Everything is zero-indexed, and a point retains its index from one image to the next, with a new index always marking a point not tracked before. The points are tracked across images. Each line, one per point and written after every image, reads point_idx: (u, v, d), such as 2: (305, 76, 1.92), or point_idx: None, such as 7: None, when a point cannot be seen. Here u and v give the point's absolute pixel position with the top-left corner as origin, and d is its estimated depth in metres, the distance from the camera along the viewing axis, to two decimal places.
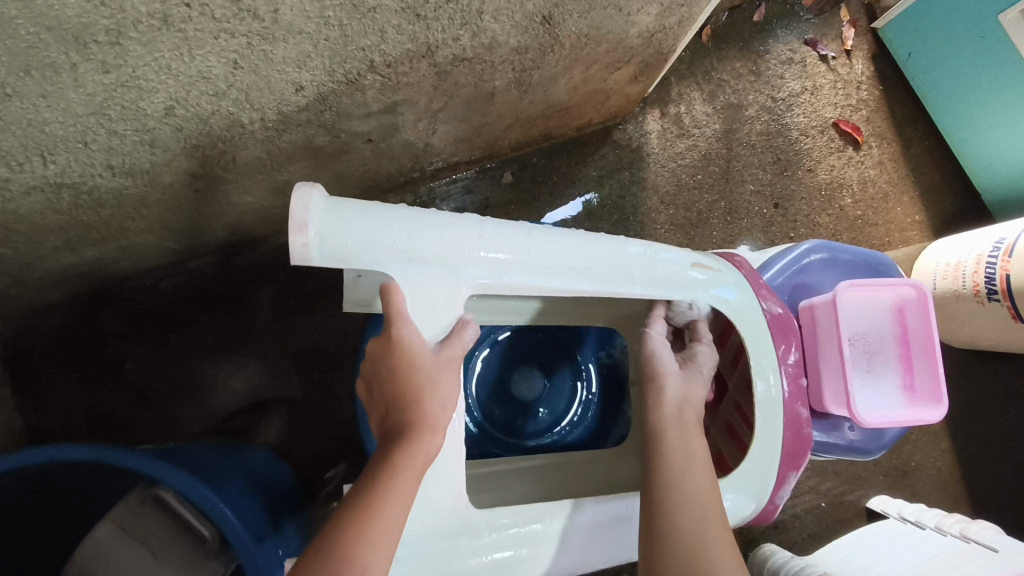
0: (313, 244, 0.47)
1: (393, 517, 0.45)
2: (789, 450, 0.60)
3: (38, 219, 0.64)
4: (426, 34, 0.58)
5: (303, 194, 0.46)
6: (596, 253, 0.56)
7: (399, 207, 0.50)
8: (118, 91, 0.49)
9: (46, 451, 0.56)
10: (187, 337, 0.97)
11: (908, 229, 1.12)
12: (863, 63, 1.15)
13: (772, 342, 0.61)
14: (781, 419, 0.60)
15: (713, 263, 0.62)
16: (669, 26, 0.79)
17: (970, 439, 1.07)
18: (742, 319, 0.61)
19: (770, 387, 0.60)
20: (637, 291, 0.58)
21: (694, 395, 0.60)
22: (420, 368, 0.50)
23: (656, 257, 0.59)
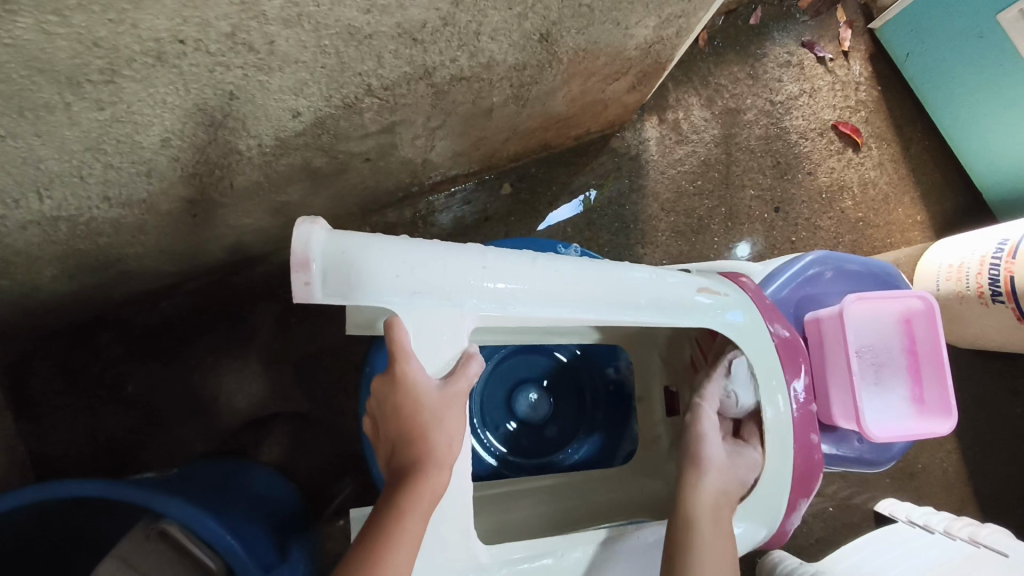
0: (315, 281, 0.46)
1: (400, 565, 0.45)
2: (800, 477, 0.60)
3: (35, 251, 0.63)
4: (424, 56, 0.58)
5: (305, 229, 0.45)
6: (602, 279, 0.55)
7: (403, 240, 0.49)
8: (114, 127, 0.49)
9: (51, 488, 0.56)
10: (188, 358, 0.97)
11: (909, 230, 1.12)
12: (861, 64, 1.14)
13: (780, 365, 0.60)
14: (793, 444, 0.59)
15: (721, 289, 0.61)
16: (667, 36, 0.78)
17: (976, 439, 1.07)
18: (749, 343, 0.60)
19: (780, 411, 0.59)
20: (643, 318, 0.57)
21: (733, 488, 0.58)
22: (425, 406, 0.49)
23: (662, 282, 0.58)
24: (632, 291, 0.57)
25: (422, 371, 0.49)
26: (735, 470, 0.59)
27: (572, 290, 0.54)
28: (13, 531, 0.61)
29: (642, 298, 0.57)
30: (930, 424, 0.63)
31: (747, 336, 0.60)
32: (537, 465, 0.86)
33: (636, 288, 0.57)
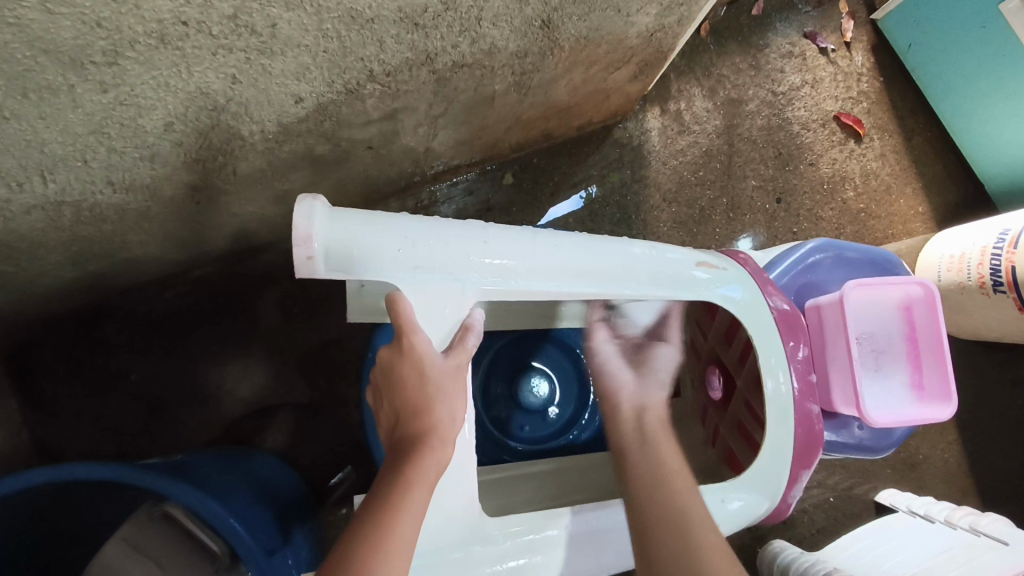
0: (318, 256, 0.47)
1: (409, 533, 0.44)
2: (801, 449, 0.59)
3: (40, 237, 0.64)
4: (425, 42, 0.58)
5: (306, 205, 0.46)
6: (602, 258, 0.56)
7: (403, 216, 0.50)
8: (118, 109, 0.49)
9: (55, 470, 0.56)
10: (191, 347, 0.97)
11: (911, 221, 1.12)
12: (863, 55, 1.14)
13: (778, 338, 0.61)
14: (793, 417, 0.59)
15: (719, 263, 0.62)
16: (668, 25, 0.78)
17: (976, 429, 1.07)
18: (748, 317, 0.61)
19: (780, 386, 0.59)
20: (643, 291, 0.58)
21: (650, 398, 0.74)
22: (429, 379, 0.49)
23: (661, 258, 0.59)
24: (632, 268, 0.57)
25: (427, 344, 0.50)
26: (649, 382, 0.76)
27: (572, 271, 0.55)
28: (17, 513, 0.61)
29: (642, 273, 0.58)
30: (927, 410, 0.63)
31: (747, 312, 0.61)
32: (538, 451, 0.86)
33: (634, 263, 0.57)
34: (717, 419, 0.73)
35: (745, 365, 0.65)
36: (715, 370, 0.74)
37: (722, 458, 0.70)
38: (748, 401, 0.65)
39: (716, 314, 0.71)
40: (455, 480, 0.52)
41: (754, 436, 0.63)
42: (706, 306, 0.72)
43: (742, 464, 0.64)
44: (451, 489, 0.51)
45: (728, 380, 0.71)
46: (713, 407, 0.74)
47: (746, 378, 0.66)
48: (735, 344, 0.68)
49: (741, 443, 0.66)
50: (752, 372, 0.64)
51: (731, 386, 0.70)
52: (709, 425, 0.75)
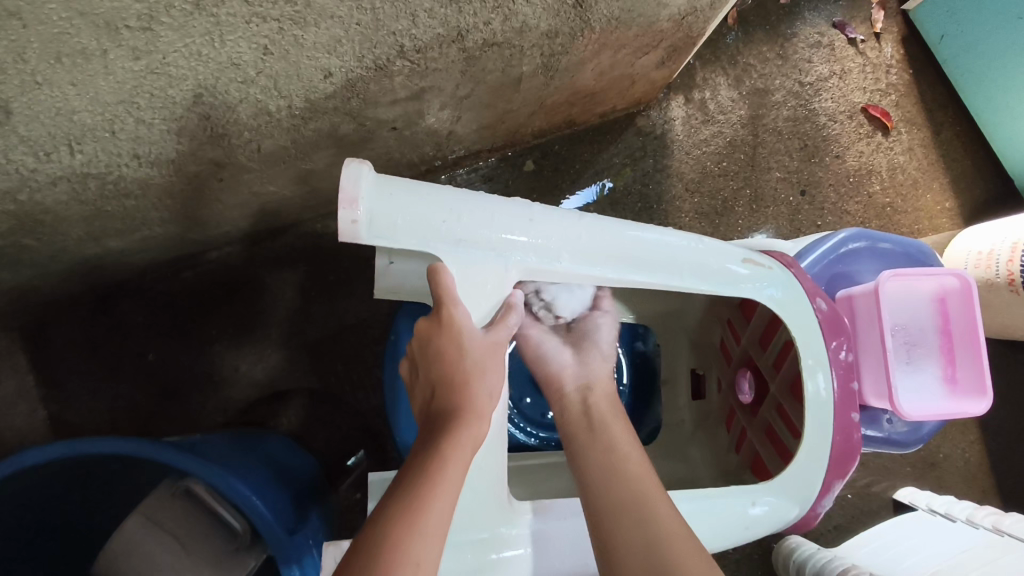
0: (362, 221, 0.46)
1: (443, 507, 0.43)
2: (837, 454, 0.57)
3: (63, 210, 0.63)
4: (458, 17, 0.57)
5: (353, 170, 0.45)
6: (642, 248, 0.54)
7: (450, 189, 0.49)
8: (148, 78, 0.48)
9: (77, 444, 0.56)
10: (209, 328, 0.97)
11: (938, 216, 1.10)
12: (893, 47, 1.12)
13: (822, 337, 0.58)
14: (832, 422, 0.57)
15: (766, 261, 0.60)
16: (700, 8, 0.77)
17: (999, 429, 1.06)
18: (791, 317, 0.58)
19: (820, 388, 0.57)
20: (684, 284, 0.56)
21: (594, 375, 0.66)
22: (468, 352, 0.49)
23: (706, 252, 0.57)
24: (675, 257, 0.55)
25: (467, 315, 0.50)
26: (591, 348, 0.68)
27: (611, 260, 0.53)
28: (37, 487, 0.61)
29: (684, 265, 0.56)
30: (962, 404, 0.62)
31: (792, 311, 0.58)
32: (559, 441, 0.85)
33: (677, 255, 0.56)
34: (743, 423, 0.69)
35: (780, 370, 0.64)
36: (745, 374, 0.70)
37: (747, 464, 0.67)
38: (779, 402, 0.63)
39: (752, 314, 0.68)
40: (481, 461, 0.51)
41: (786, 443, 0.61)
42: (743, 307, 0.70)
43: (769, 471, 0.63)
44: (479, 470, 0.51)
45: (762, 383, 0.68)
46: (739, 411, 0.71)
47: (782, 382, 0.63)
48: (772, 348, 0.65)
49: (770, 449, 0.64)
50: (792, 373, 0.61)
51: (763, 390, 0.67)
52: (733, 429, 0.72)
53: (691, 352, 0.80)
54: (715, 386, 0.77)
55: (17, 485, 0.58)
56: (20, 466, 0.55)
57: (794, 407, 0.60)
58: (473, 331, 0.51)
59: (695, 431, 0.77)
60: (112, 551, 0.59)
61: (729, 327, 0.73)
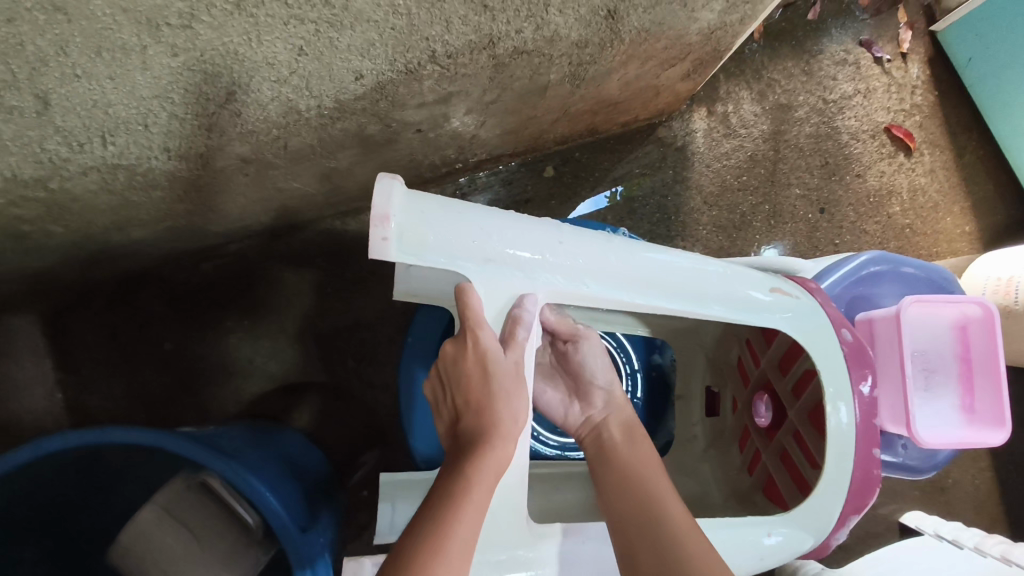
0: (393, 237, 0.46)
1: (470, 530, 0.44)
2: (856, 489, 0.57)
3: (91, 200, 0.64)
4: (491, 25, 0.57)
5: (386, 183, 0.45)
6: (669, 272, 0.55)
7: (485, 209, 0.50)
8: (185, 75, 0.49)
9: (98, 433, 0.56)
10: (224, 320, 0.98)
11: (957, 240, 1.09)
12: (919, 67, 1.11)
13: (847, 374, 0.58)
14: (853, 456, 0.57)
15: (791, 290, 0.60)
16: (730, 23, 0.76)
17: (1009, 457, 1.05)
18: (816, 346, 0.58)
19: (842, 421, 0.57)
20: (711, 310, 0.57)
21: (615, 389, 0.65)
22: (493, 374, 0.49)
23: (732, 279, 0.57)
24: (700, 282, 0.56)
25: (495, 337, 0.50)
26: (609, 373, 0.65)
27: (639, 280, 0.54)
28: (53, 470, 0.61)
29: (711, 292, 0.56)
30: (980, 434, 0.62)
31: (817, 340, 0.58)
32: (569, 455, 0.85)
33: (705, 281, 0.56)
34: (758, 446, 0.69)
35: (800, 399, 0.63)
36: (762, 396, 0.69)
37: (759, 486, 0.67)
38: (797, 429, 0.63)
39: (772, 340, 0.67)
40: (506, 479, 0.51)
41: (803, 472, 0.61)
42: (762, 329, 0.69)
43: (782, 500, 0.63)
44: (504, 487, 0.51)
45: (781, 407, 0.67)
46: (755, 433, 0.70)
47: (802, 408, 0.63)
48: (791, 375, 0.65)
49: (784, 476, 0.63)
50: (813, 400, 0.61)
51: (782, 415, 0.66)
52: (747, 449, 0.71)
53: (707, 368, 0.80)
54: (730, 406, 0.76)
55: (34, 469, 0.59)
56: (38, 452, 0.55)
57: (814, 437, 0.60)
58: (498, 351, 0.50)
59: (708, 449, 0.77)
60: (126, 539, 0.60)
61: (749, 347, 0.73)
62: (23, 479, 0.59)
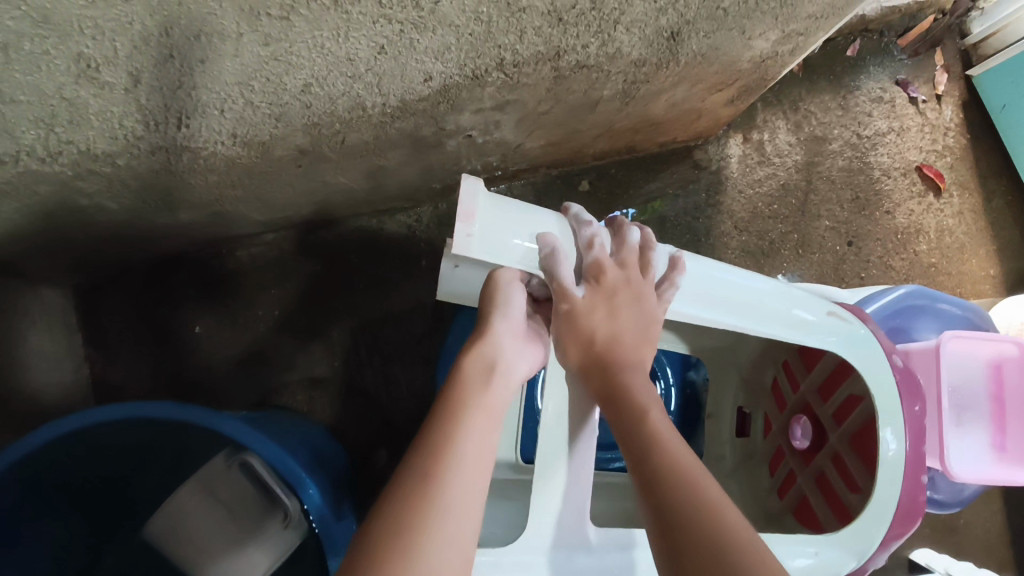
0: (475, 236, 0.48)
1: (473, 454, 0.44)
2: (901, 515, 0.58)
3: (151, 179, 0.65)
4: (561, 38, 0.58)
5: (471, 184, 0.48)
6: (746, 298, 0.58)
7: (551, 213, 0.53)
8: (270, 65, 0.50)
9: (86, 415, 0.59)
10: (255, 308, 0.99)
11: (981, 282, 1.10)
12: (952, 110, 1.13)
13: (897, 396, 0.60)
14: (901, 481, 0.58)
15: (845, 315, 0.62)
16: (782, 53, 0.78)
17: (1020, 502, 1.05)
18: (869, 372, 0.60)
19: (889, 448, 0.58)
20: (770, 330, 0.59)
21: (645, 324, 0.53)
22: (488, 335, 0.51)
23: (792, 303, 0.60)
24: (756, 303, 0.58)
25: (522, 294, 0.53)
26: (637, 306, 0.53)
27: (718, 301, 0.57)
28: (69, 454, 0.64)
29: (766, 312, 0.59)
30: (1009, 472, 0.64)
31: (869, 365, 0.60)
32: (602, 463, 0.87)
33: (777, 304, 0.59)
34: (793, 468, 0.72)
35: (842, 424, 0.66)
36: (800, 419, 0.71)
37: (790, 509, 0.71)
38: (838, 452, 0.66)
39: (814, 365, 0.70)
40: (550, 495, 0.53)
41: (844, 498, 0.64)
42: (804, 354, 0.72)
43: (820, 523, 0.66)
44: (550, 503, 0.53)
45: (819, 432, 0.70)
46: (790, 454, 0.72)
47: (845, 433, 0.65)
48: (833, 401, 0.68)
49: (821, 500, 0.67)
50: (857, 425, 0.64)
51: (821, 439, 0.70)
52: (779, 472, 0.74)
53: (740, 391, 0.81)
54: (761, 427, 0.79)
55: (43, 458, 0.61)
56: (34, 444, 0.58)
57: (857, 463, 0.63)
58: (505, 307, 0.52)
59: (736, 468, 0.78)
60: (169, 506, 0.67)
61: (786, 370, 0.75)
62: (33, 470, 0.61)
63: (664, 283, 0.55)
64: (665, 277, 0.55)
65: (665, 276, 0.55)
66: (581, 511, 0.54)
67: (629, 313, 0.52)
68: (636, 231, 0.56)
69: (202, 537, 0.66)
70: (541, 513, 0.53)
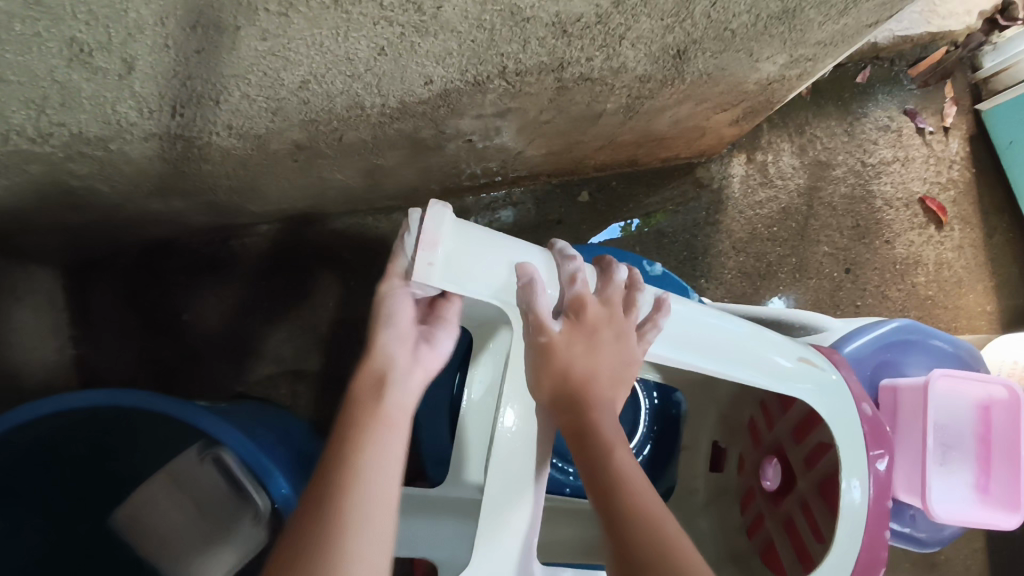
0: (437, 263, 0.48)
1: (379, 493, 0.44)
2: (861, 569, 0.57)
3: (144, 164, 0.64)
4: (565, 50, 0.58)
5: (438, 211, 0.48)
6: (732, 342, 0.58)
7: (528, 246, 0.53)
8: (266, 59, 0.50)
9: (61, 400, 0.58)
10: (245, 299, 0.98)
11: (977, 318, 1.10)
12: (959, 143, 1.12)
13: (866, 449, 0.59)
14: (863, 536, 0.57)
15: (818, 363, 0.61)
16: (790, 76, 0.77)
17: (1003, 542, 1.04)
18: (837, 421, 0.59)
19: (853, 499, 0.58)
20: (744, 376, 0.58)
21: (623, 363, 0.52)
22: (388, 339, 0.49)
23: (768, 348, 0.59)
24: (737, 347, 0.58)
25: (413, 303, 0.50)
26: (617, 346, 0.53)
27: (705, 341, 0.57)
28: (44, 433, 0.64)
29: (746, 358, 0.58)
30: (993, 515, 0.63)
31: (838, 413, 0.60)
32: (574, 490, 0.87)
33: (762, 351, 0.59)
34: (763, 510, 0.71)
35: (812, 469, 0.65)
36: (772, 461, 0.71)
37: (758, 551, 0.70)
38: (806, 499, 0.65)
39: (790, 407, 0.69)
40: (503, 527, 0.49)
41: (807, 546, 0.63)
42: (781, 396, 0.71)
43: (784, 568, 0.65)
44: (500, 535, 0.49)
45: (789, 475, 0.69)
46: (760, 496, 0.72)
47: (813, 480, 0.64)
48: (806, 444, 0.67)
49: (786, 544, 0.66)
50: (824, 472, 0.63)
51: (789, 483, 0.68)
52: (748, 512, 0.74)
53: (725, 415, 0.81)
54: (734, 465, 0.79)
55: (21, 438, 0.61)
56: (8, 425, 0.57)
57: (823, 510, 0.62)
58: (402, 312, 0.49)
59: (708, 504, 0.80)
60: (140, 498, 0.68)
61: (763, 410, 0.75)
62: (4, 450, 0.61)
63: (646, 324, 0.55)
64: (648, 317, 0.55)
65: (648, 316, 0.55)
66: (530, 547, 0.50)
67: (609, 352, 0.52)
68: (623, 269, 0.56)
69: (172, 530, 0.67)
70: (488, 543, 0.49)
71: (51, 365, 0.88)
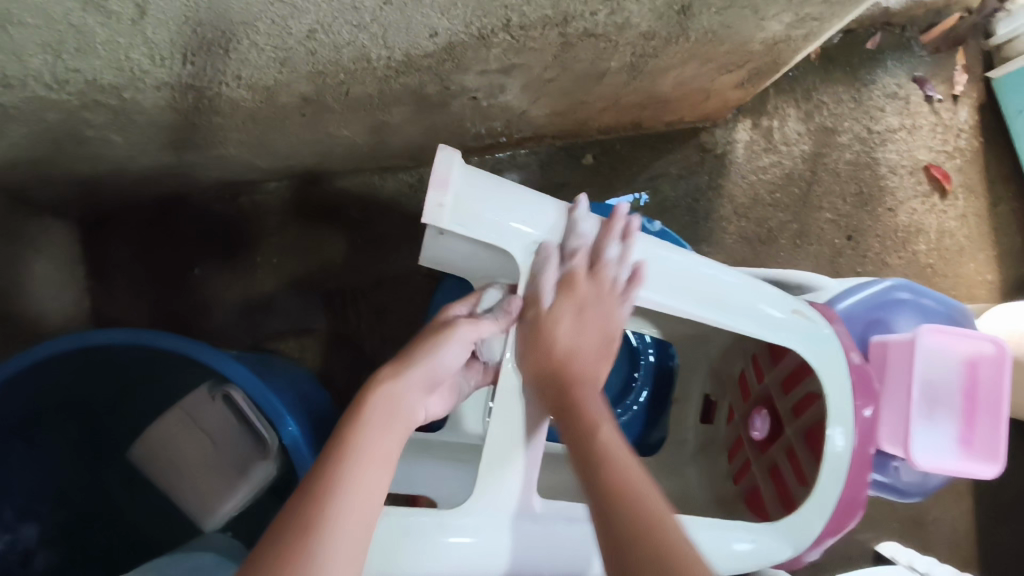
0: (447, 204, 0.51)
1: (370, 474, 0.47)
2: (841, 511, 0.61)
3: (155, 115, 0.66)
4: (568, 4, 0.58)
5: (448, 155, 0.50)
6: (728, 291, 0.60)
7: (536, 194, 0.55)
8: (274, 6, 0.51)
9: (82, 337, 0.61)
10: (253, 255, 1.00)
11: (976, 287, 1.10)
12: (967, 112, 1.11)
13: (852, 397, 0.62)
14: (845, 478, 0.60)
15: (812, 314, 0.63)
16: (795, 37, 0.78)
17: (991, 504, 1.06)
18: (825, 370, 0.61)
19: (838, 446, 0.60)
20: (739, 322, 0.60)
21: (613, 323, 0.57)
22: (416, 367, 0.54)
23: (763, 296, 0.61)
24: (732, 295, 0.60)
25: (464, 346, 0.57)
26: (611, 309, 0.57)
27: (704, 291, 0.59)
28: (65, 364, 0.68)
29: (742, 304, 0.60)
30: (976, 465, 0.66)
31: (826, 362, 0.62)
32: None
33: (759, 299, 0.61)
34: (749, 457, 0.73)
35: (801, 419, 0.68)
36: (760, 411, 0.72)
37: (743, 496, 0.73)
38: (792, 446, 0.68)
39: (780, 358, 0.71)
40: (507, 464, 0.53)
41: (792, 489, 0.66)
42: (771, 347, 0.73)
43: (767, 510, 0.68)
44: (503, 472, 0.53)
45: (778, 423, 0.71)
46: (747, 443, 0.74)
47: (800, 428, 0.67)
48: (793, 395, 0.69)
49: (770, 488, 0.69)
50: (812, 421, 0.66)
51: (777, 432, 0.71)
52: (736, 459, 0.77)
53: (715, 374, 0.83)
54: (724, 416, 0.81)
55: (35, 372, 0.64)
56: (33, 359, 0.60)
57: (807, 457, 0.65)
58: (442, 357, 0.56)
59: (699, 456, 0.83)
60: (151, 437, 0.71)
61: (754, 364, 0.76)
62: (27, 380, 0.64)
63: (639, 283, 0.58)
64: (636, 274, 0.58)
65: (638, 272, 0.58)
66: (530, 481, 0.54)
67: (602, 313, 0.57)
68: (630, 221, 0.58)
69: (184, 464, 0.71)
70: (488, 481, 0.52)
71: (66, 315, 0.91)
